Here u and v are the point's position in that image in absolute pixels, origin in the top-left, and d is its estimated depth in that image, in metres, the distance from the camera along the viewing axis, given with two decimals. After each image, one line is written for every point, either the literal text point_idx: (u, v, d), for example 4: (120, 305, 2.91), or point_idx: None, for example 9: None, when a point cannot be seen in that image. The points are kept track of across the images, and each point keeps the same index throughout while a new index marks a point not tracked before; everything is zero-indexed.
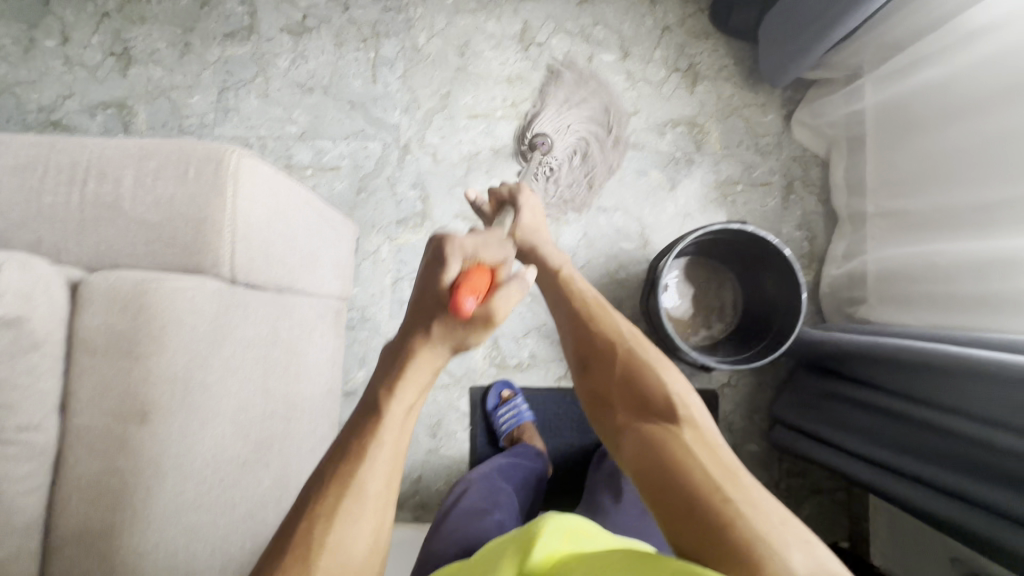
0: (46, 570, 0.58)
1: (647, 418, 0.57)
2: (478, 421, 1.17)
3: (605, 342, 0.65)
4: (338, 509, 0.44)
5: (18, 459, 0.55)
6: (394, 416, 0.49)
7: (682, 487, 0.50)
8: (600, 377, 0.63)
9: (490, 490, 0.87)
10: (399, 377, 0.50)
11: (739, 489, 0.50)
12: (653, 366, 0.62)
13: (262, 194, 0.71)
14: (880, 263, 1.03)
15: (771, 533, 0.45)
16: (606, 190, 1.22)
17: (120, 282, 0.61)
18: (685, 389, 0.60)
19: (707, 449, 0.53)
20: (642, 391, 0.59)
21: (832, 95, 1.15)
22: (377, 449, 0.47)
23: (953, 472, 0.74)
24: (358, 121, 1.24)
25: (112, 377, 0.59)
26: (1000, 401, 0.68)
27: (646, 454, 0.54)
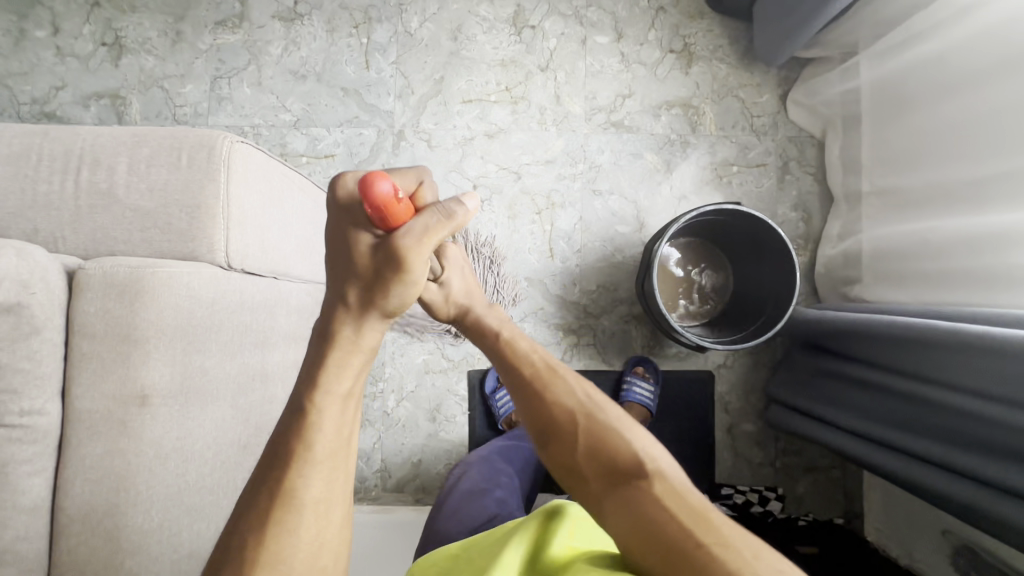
0: (53, 551, 0.59)
1: (618, 483, 0.52)
2: (477, 404, 1.19)
3: (558, 407, 0.57)
4: (274, 519, 0.45)
5: (22, 441, 0.57)
6: (324, 422, 0.47)
7: (660, 543, 0.48)
8: (559, 451, 0.56)
9: (490, 471, 0.89)
10: (319, 388, 0.48)
11: (715, 534, 0.47)
12: (614, 428, 0.55)
13: (254, 179, 0.72)
14: (874, 242, 1.03)
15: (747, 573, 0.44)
16: (601, 174, 1.22)
17: (117, 268, 0.61)
18: (648, 442, 0.55)
19: (682, 501, 0.50)
20: (608, 458, 0.54)
21: (827, 73, 1.14)
22: (307, 455, 0.46)
23: (941, 444, 0.75)
24: (352, 108, 1.23)
25: (111, 361, 0.60)
26: (990, 374, 0.69)
27: (625, 523, 0.50)
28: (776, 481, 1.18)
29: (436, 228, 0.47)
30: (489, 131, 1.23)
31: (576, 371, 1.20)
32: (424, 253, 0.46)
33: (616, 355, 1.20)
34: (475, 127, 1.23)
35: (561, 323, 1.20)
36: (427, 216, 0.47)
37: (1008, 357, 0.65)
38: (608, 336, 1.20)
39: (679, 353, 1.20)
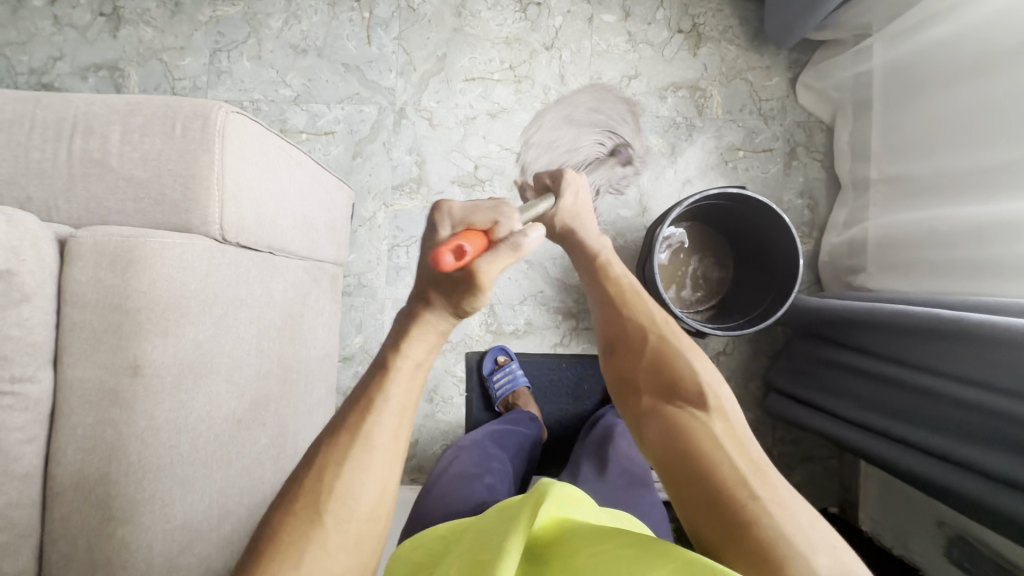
0: (46, 517, 0.59)
1: (676, 405, 0.59)
2: (475, 386, 1.18)
3: (635, 328, 0.67)
4: (350, 460, 0.47)
5: (14, 408, 0.56)
6: (403, 374, 0.52)
7: (705, 471, 0.53)
8: (629, 364, 0.65)
9: (482, 456, 0.89)
10: (406, 341, 0.53)
11: (763, 482, 0.51)
12: (686, 359, 0.62)
13: (250, 151, 0.71)
14: (881, 230, 1.01)
15: (788, 526, 0.47)
16: (605, 156, 1.20)
17: (108, 238, 0.60)
18: (718, 379, 0.61)
19: (736, 441, 0.55)
20: (672, 381, 0.60)
21: (839, 56, 1.11)
22: (384, 403, 0.49)
23: (942, 435, 0.74)
24: (353, 84, 1.21)
25: (103, 331, 0.59)
26: (992, 365, 0.68)
27: (671, 441, 0.56)
28: None
29: (502, 258, 0.50)
30: (492, 110, 1.21)
31: (575, 355, 1.20)
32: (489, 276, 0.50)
33: None
34: (478, 106, 1.21)
35: (561, 306, 1.19)
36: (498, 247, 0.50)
37: (1013, 348, 0.64)
38: None
39: None
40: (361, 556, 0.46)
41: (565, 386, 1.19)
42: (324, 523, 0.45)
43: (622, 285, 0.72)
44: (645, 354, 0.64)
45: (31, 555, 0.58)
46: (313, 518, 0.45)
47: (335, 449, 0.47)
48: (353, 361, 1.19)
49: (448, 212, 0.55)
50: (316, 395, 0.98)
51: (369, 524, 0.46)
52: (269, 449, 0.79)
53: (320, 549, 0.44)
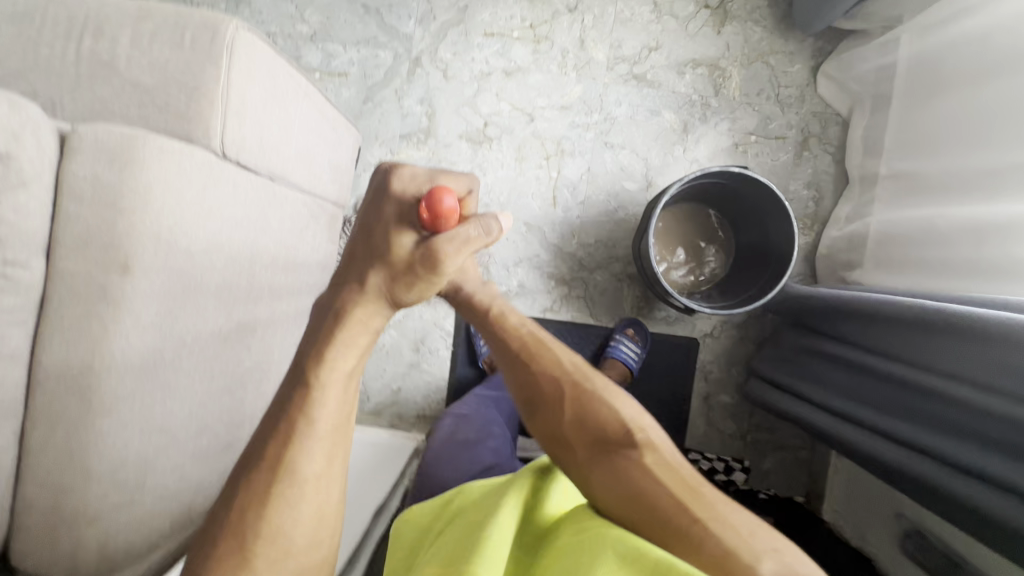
0: (29, 402, 0.61)
1: (609, 454, 0.58)
2: (461, 341, 1.21)
3: (551, 380, 0.65)
4: (276, 497, 0.46)
5: (4, 291, 0.57)
6: (326, 395, 0.49)
7: (652, 512, 0.53)
8: (550, 420, 0.63)
9: (483, 422, 0.91)
10: (326, 354, 0.51)
11: (703, 504, 0.53)
12: (604, 401, 0.62)
13: (255, 71, 0.71)
14: (882, 226, 1.01)
15: (738, 547, 0.49)
16: (616, 126, 1.19)
17: (108, 135, 0.61)
18: (637, 412, 0.62)
19: (670, 471, 0.56)
20: (600, 428, 0.60)
21: (863, 47, 1.09)
22: (308, 429, 0.48)
23: (919, 428, 0.75)
24: (371, 27, 1.20)
25: (96, 226, 0.60)
26: (976, 360, 0.68)
27: (615, 490, 0.55)
28: (744, 454, 1.19)
29: (477, 238, 0.51)
30: (507, 69, 1.19)
31: (563, 321, 1.21)
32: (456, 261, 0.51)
33: (606, 312, 1.20)
34: (494, 63, 1.19)
35: (555, 272, 1.20)
36: (472, 225, 0.52)
37: (1000, 344, 0.64)
38: (600, 292, 1.20)
39: (668, 318, 1.20)
40: None
41: None
42: (255, 566, 0.45)
43: (523, 332, 0.68)
44: (564, 406, 0.63)
45: (12, 435, 0.60)
46: (241, 561, 0.45)
47: (255, 487, 0.46)
48: None
49: (410, 178, 0.54)
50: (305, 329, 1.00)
51: (308, 555, 0.48)
52: (252, 373, 0.82)
53: None
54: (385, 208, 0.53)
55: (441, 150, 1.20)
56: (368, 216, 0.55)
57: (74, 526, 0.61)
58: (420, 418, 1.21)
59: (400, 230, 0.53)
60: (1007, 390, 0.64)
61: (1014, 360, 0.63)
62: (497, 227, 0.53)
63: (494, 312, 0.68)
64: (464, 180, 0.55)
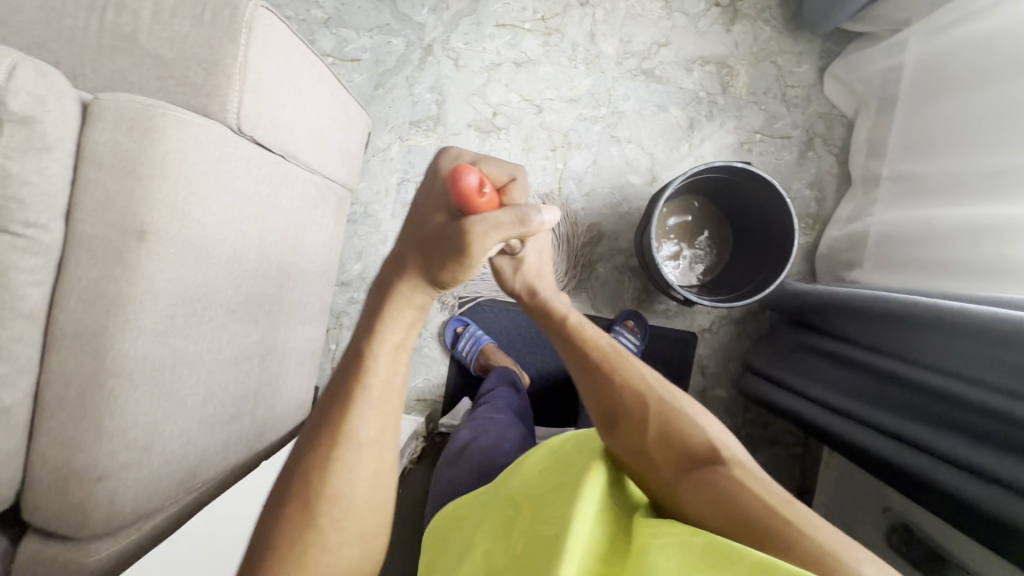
0: (45, 361, 0.63)
1: (695, 467, 0.58)
2: (450, 360, 1.23)
3: (632, 391, 0.66)
4: (334, 461, 0.47)
5: (24, 251, 0.59)
6: (380, 362, 0.50)
7: (749, 518, 0.51)
8: (633, 430, 0.62)
9: (501, 426, 0.87)
10: (379, 330, 0.51)
11: (800, 514, 0.51)
12: (687, 417, 0.63)
13: (272, 50, 0.73)
14: (882, 226, 1.02)
15: (839, 551, 0.47)
16: (623, 120, 1.20)
17: (129, 104, 0.62)
18: (719, 432, 0.62)
19: (761, 484, 0.55)
20: (683, 441, 0.60)
21: (871, 49, 1.11)
22: (363, 393, 0.49)
23: (917, 424, 0.76)
24: (384, 15, 1.22)
25: (114, 192, 0.62)
26: (973, 358, 0.68)
27: (706, 501, 0.54)
28: None
29: (507, 224, 0.49)
30: (517, 60, 1.21)
31: None
32: (486, 243, 0.49)
33: (607, 304, 1.22)
34: (505, 54, 1.21)
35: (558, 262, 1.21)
36: (507, 214, 0.49)
37: (996, 341, 0.65)
38: (601, 283, 1.22)
39: (668, 311, 1.22)
40: (364, 548, 0.48)
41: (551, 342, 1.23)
42: (319, 523, 0.46)
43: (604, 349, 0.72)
44: (646, 418, 0.63)
45: (27, 392, 0.62)
46: (306, 519, 0.45)
47: (316, 451, 0.47)
48: (350, 287, 1.23)
49: (455, 159, 0.57)
50: (311, 308, 1.01)
51: (367, 517, 0.48)
52: (258, 346, 0.84)
53: (322, 548, 0.45)
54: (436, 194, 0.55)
55: (449, 137, 1.22)
56: (421, 198, 0.57)
57: (84, 481, 0.63)
58: (420, 401, 1.23)
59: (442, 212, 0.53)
60: (1003, 386, 0.64)
61: (1009, 357, 0.63)
62: (535, 218, 0.50)
63: (571, 321, 0.77)
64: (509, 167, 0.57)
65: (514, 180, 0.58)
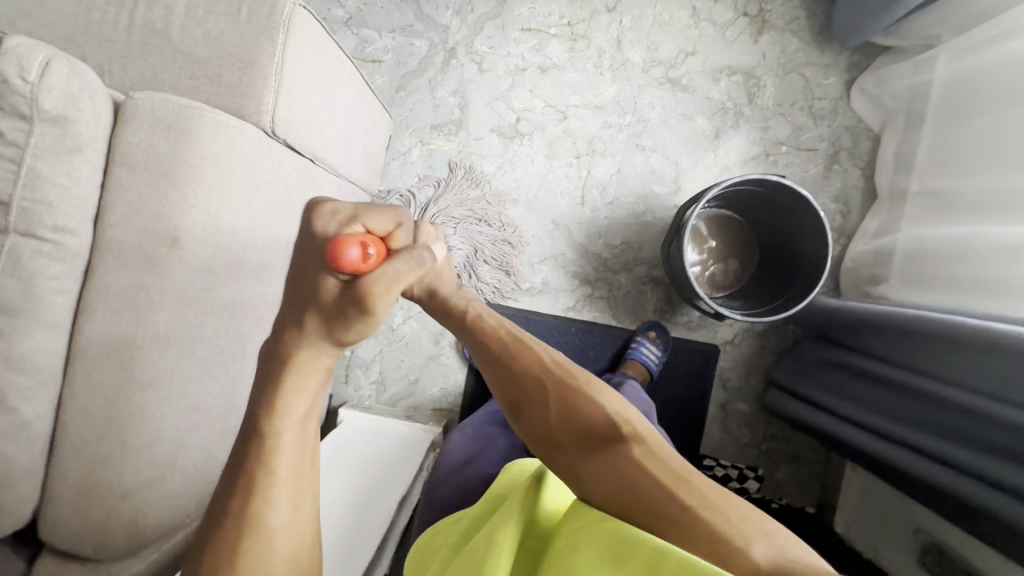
0: (68, 372, 0.60)
1: (596, 451, 0.57)
2: (468, 369, 1.20)
3: (532, 378, 0.63)
4: (242, 552, 0.43)
5: (52, 256, 0.56)
6: (284, 442, 0.46)
7: (642, 501, 0.51)
8: (538, 422, 0.61)
9: (486, 440, 0.87)
10: (278, 408, 0.46)
11: (692, 491, 0.51)
12: (587, 397, 0.61)
13: (308, 50, 0.70)
14: (910, 243, 1.01)
15: (726, 529, 0.47)
16: (649, 129, 1.19)
17: (164, 105, 0.60)
18: (619, 405, 0.61)
19: (658, 459, 0.55)
20: (585, 425, 0.59)
21: (901, 63, 1.10)
22: (269, 477, 0.45)
23: (944, 440, 0.75)
24: (407, 16, 1.19)
25: (147, 197, 0.59)
26: (991, 373, 0.71)
27: (606, 486, 0.53)
28: (758, 463, 1.19)
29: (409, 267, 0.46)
30: (543, 65, 1.19)
31: (585, 321, 1.20)
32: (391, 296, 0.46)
33: (628, 314, 1.20)
34: (530, 59, 1.19)
35: (579, 272, 1.20)
36: (397, 259, 0.46)
37: (1010, 357, 0.67)
38: (623, 294, 1.20)
39: (690, 323, 1.20)
40: None
41: (571, 352, 1.20)
42: None
43: (501, 334, 0.66)
44: (549, 406, 0.61)
45: (49, 405, 0.59)
46: None
47: (220, 547, 0.43)
48: None
49: (333, 215, 0.50)
50: None
51: None
52: None
53: None
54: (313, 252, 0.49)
55: (471, 142, 1.19)
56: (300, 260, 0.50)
57: (107, 500, 0.60)
58: (437, 411, 1.20)
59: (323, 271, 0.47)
60: None
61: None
62: (430, 257, 0.49)
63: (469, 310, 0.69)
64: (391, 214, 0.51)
65: (400, 225, 0.51)
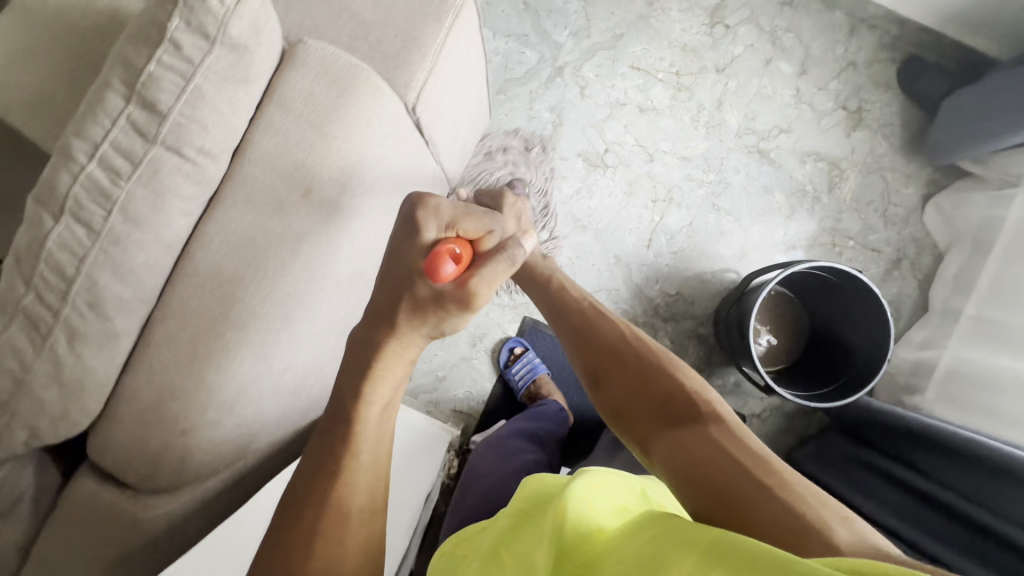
0: (165, 293, 0.60)
1: (671, 427, 0.53)
2: (496, 381, 1.19)
3: (611, 349, 0.64)
4: (319, 531, 0.46)
5: (187, 178, 0.57)
6: (368, 428, 0.51)
7: (712, 478, 0.46)
8: (617, 391, 0.60)
9: (511, 448, 0.83)
10: (369, 393, 0.51)
11: (773, 475, 0.45)
12: (666, 372, 0.59)
13: (462, 39, 0.71)
14: (955, 363, 1.03)
15: (808, 509, 0.42)
16: (728, 192, 1.21)
17: (334, 59, 0.61)
18: (703, 388, 0.57)
19: (736, 440, 0.49)
20: (657, 397, 0.57)
21: (976, 194, 1.13)
22: (352, 460, 0.49)
23: (967, 558, 0.74)
24: (525, 25, 1.21)
25: (295, 142, 0.60)
26: (1014, 497, 0.72)
27: (673, 458, 0.50)
28: None
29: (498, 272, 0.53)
30: (643, 105, 1.21)
31: None
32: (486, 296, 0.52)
33: None
34: (631, 96, 1.21)
35: (629, 311, 1.20)
36: (493, 260, 0.53)
37: None
38: (665, 343, 1.20)
39: (723, 387, 1.21)
40: None
41: None
42: None
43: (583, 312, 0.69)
44: (626, 376, 0.61)
45: (138, 321, 0.59)
46: None
47: (302, 518, 0.47)
48: None
49: (432, 213, 0.55)
50: None
51: None
52: None
53: None
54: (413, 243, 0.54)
55: (556, 160, 1.21)
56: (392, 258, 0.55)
57: (170, 430, 0.58)
58: (456, 413, 1.19)
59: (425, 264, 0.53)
60: None
61: None
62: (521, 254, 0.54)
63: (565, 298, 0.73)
64: (483, 218, 0.56)
65: (489, 230, 0.56)
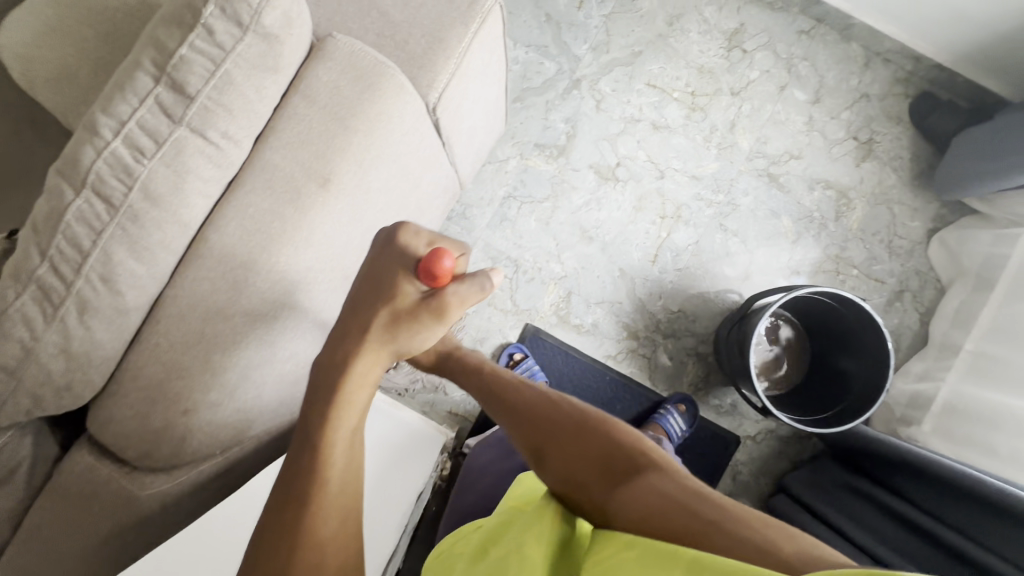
0: (179, 272, 0.60)
1: (620, 486, 0.52)
2: None
3: (542, 414, 0.61)
4: (302, 527, 0.45)
5: (209, 160, 0.58)
6: (337, 446, 0.49)
7: (671, 525, 0.45)
8: (558, 464, 0.56)
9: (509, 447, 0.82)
10: (336, 417, 0.50)
11: (720, 509, 0.46)
12: (598, 431, 0.58)
13: (486, 45, 0.73)
14: (952, 397, 1.03)
15: (756, 535, 0.42)
16: (736, 213, 1.22)
17: (361, 55, 0.64)
18: (632, 438, 0.58)
19: (679, 481, 0.50)
20: (597, 459, 0.55)
21: (981, 231, 1.14)
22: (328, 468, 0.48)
23: None
24: (546, 36, 1.23)
25: (317, 132, 0.62)
26: (1008, 535, 0.72)
27: (632, 516, 0.48)
28: None
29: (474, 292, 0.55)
30: (656, 122, 1.23)
31: (621, 374, 1.20)
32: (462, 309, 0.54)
33: (664, 380, 1.20)
34: (646, 113, 1.23)
35: (631, 324, 1.20)
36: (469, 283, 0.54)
37: None
38: (664, 360, 1.20)
39: (720, 407, 1.21)
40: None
41: (601, 398, 1.19)
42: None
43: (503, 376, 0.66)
44: (563, 442, 0.58)
45: (149, 298, 0.59)
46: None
47: (288, 517, 0.45)
48: None
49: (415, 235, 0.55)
50: None
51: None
52: None
53: None
54: (391, 259, 0.55)
55: (568, 171, 1.22)
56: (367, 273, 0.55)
57: (170, 411, 0.59)
58: (451, 415, 1.18)
59: (412, 275, 0.54)
60: None
61: None
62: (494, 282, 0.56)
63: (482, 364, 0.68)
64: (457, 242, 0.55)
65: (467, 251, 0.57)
